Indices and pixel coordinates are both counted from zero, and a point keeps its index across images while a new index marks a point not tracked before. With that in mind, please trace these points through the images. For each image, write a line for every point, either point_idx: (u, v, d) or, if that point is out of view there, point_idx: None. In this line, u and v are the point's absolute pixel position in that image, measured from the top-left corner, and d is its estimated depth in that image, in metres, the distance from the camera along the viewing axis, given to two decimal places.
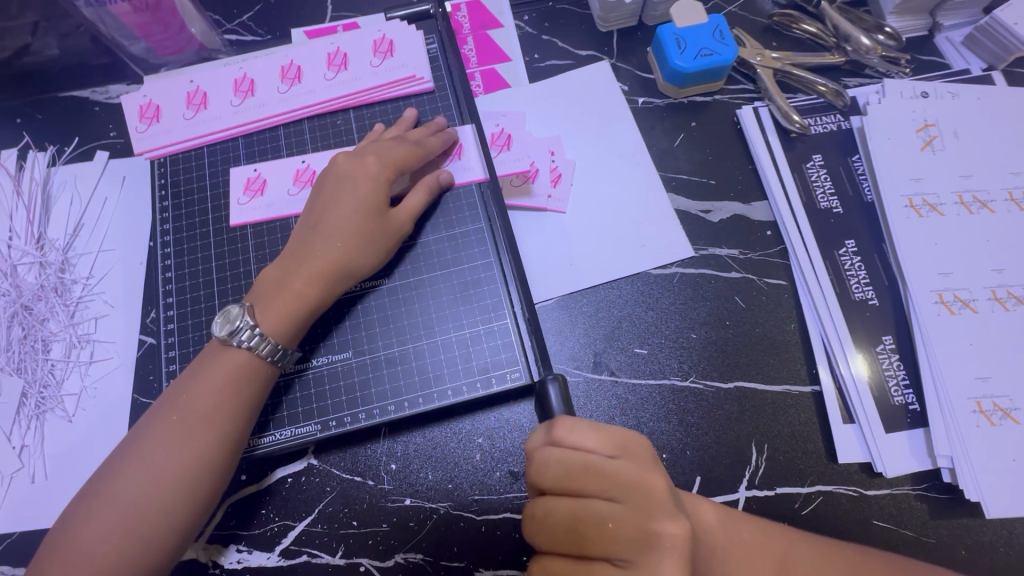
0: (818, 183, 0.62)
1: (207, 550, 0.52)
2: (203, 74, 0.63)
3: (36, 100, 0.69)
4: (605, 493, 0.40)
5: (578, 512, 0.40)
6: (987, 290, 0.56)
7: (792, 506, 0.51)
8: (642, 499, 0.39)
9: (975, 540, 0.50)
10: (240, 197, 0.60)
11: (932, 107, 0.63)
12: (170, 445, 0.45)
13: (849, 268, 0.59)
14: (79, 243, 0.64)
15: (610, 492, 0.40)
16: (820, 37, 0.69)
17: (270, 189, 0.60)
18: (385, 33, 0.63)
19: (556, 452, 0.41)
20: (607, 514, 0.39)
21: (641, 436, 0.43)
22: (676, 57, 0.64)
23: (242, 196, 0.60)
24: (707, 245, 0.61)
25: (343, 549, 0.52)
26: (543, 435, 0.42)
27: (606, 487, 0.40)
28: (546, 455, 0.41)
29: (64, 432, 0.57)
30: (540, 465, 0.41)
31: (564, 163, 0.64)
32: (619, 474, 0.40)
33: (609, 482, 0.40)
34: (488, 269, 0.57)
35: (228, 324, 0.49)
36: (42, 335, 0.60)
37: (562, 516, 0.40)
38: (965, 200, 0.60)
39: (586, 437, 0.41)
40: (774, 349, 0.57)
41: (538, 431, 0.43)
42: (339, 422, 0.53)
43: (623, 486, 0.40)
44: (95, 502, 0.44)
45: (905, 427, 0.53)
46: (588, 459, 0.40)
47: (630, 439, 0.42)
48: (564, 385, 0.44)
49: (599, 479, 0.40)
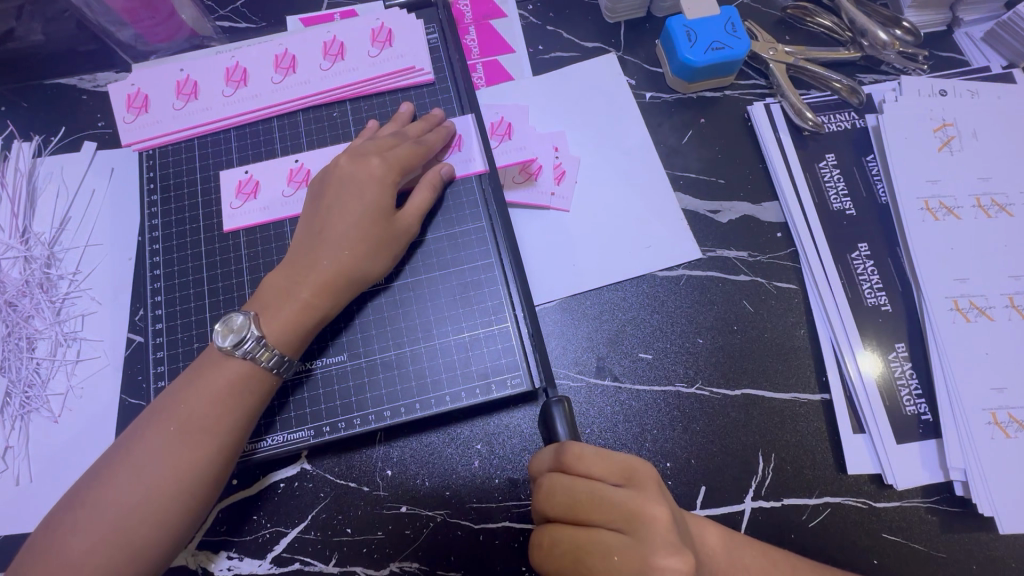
0: (831, 183, 0.60)
1: (197, 557, 0.50)
2: (194, 63, 0.61)
3: (22, 87, 0.66)
4: (612, 524, 0.39)
5: (583, 542, 0.39)
6: (1004, 297, 0.54)
7: (799, 518, 0.50)
8: (646, 532, 0.38)
9: (988, 555, 0.49)
10: (232, 200, 0.57)
11: (950, 106, 0.61)
12: (166, 453, 0.43)
13: (861, 273, 0.57)
14: (66, 237, 0.62)
15: (617, 523, 0.39)
16: (836, 31, 0.67)
17: (263, 191, 0.58)
18: (383, 22, 0.61)
19: (563, 479, 0.41)
20: (612, 546, 0.39)
21: (649, 465, 0.42)
22: (686, 50, 0.61)
23: (234, 200, 0.57)
24: (715, 247, 0.59)
25: (336, 556, 0.50)
26: (551, 459, 0.43)
27: (612, 517, 0.39)
28: (553, 482, 0.41)
29: (50, 433, 0.55)
30: (547, 492, 0.41)
31: (568, 160, 0.62)
32: (625, 504, 0.39)
33: (616, 513, 0.39)
34: (489, 270, 0.55)
35: (233, 334, 0.47)
36: (27, 332, 0.58)
37: (567, 547, 0.40)
38: (983, 203, 0.58)
39: (593, 464, 0.41)
40: (783, 355, 0.55)
41: (545, 454, 0.43)
42: (333, 428, 0.51)
43: (628, 517, 0.39)
44: (82, 509, 0.42)
45: (917, 437, 0.52)
46: (595, 488, 0.40)
47: (638, 467, 0.41)
48: (569, 410, 0.45)
49: (605, 510, 0.40)
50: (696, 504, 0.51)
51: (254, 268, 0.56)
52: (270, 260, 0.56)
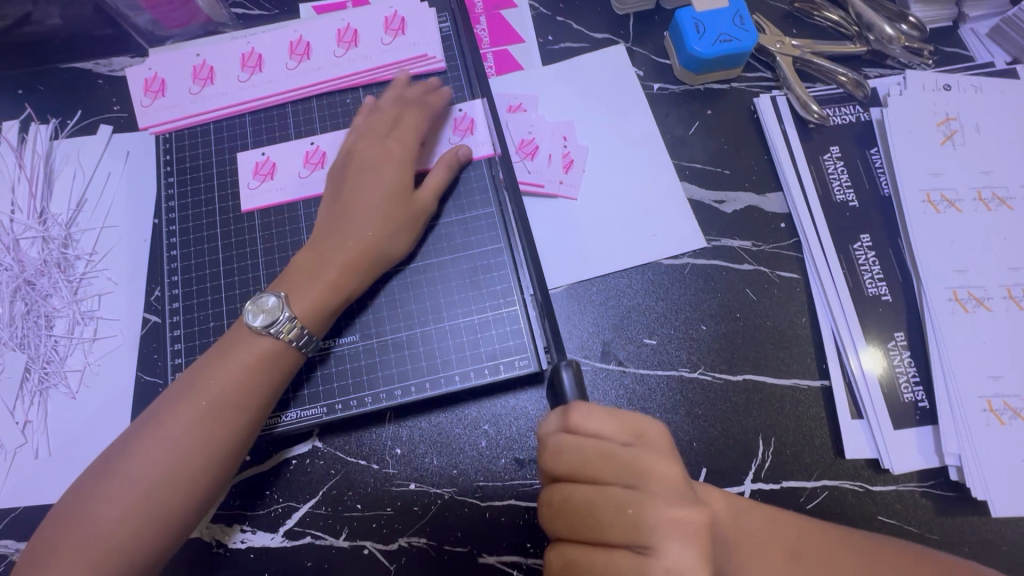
0: (835, 175, 0.61)
1: (211, 529, 0.52)
2: (210, 48, 0.62)
3: (39, 71, 0.67)
4: (620, 480, 0.40)
5: (592, 499, 0.40)
6: (1002, 288, 0.56)
7: (797, 500, 0.51)
8: (652, 484, 0.39)
9: (981, 538, 0.50)
10: (250, 180, 0.59)
11: (954, 101, 0.62)
12: (193, 427, 0.45)
13: (863, 263, 0.58)
14: (82, 219, 0.63)
15: (626, 479, 0.40)
16: (842, 25, 0.68)
17: (280, 172, 0.59)
18: (396, 10, 0.62)
19: (568, 438, 0.41)
20: (623, 501, 0.39)
21: (659, 424, 0.43)
22: (694, 42, 0.62)
23: (252, 180, 0.59)
24: (719, 236, 0.60)
25: (347, 531, 0.52)
26: (558, 421, 0.43)
27: (620, 474, 0.40)
28: (562, 441, 0.42)
29: (68, 409, 0.56)
30: (553, 451, 0.42)
31: (577, 149, 0.63)
32: (633, 460, 0.40)
33: (623, 469, 0.40)
34: (498, 255, 0.56)
35: (265, 315, 0.48)
36: (45, 311, 0.59)
37: (576, 503, 0.40)
38: (984, 196, 0.59)
39: (599, 423, 0.41)
40: (783, 342, 0.56)
41: (553, 418, 0.43)
42: (345, 406, 0.53)
43: (633, 475, 0.40)
44: (111, 478, 0.44)
45: (915, 423, 0.53)
46: (601, 445, 0.41)
47: (646, 425, 0.42)
48: (577, 370, 0.45)
49: (614, 467, 0.40)
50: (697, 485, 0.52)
51: (269, 250, 0.57)
52: (284, 242, 0.57)
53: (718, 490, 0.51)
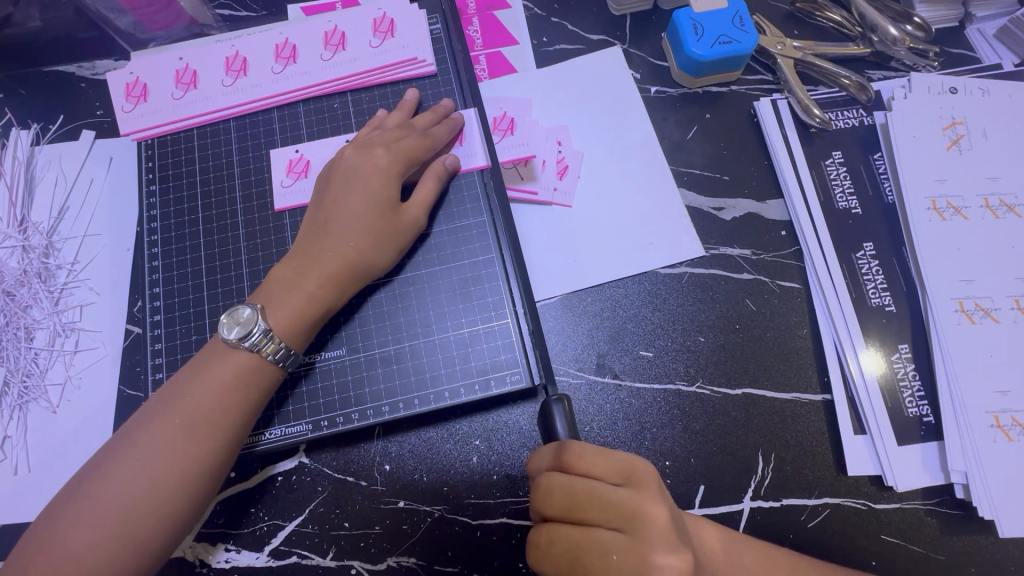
0: (837, 181, 0.59)
1: (194, 548, 0.50)
2: (193, 51, 0.60)
3: (21, 75, 0.66)
4: (610, 523, 0.39)
5: (581, 542, 0.39)
6: (1010, 299, 0.54)
7: (798, 518, 0.50)
8: (644, 529, 0.39)
9: (987, 559, 0.49)
10: (284, 179, 0.57)
11: (960, 105, 0.60)
12: (168, 447, 0.43)
13: (866, 272, 0.56)
14: (64, 227, 0.61)
15: (616, 522, 0.39)
16: (845, 26, 0.66)
17: (316, 168, 0.57)
18: (385, 12, 0.60)
19: (562, 478, 0.41)
20: (611, 545, 0.39)
21: (648, 462, 0.42)
22: (692, 44, 0.60)
23: (286, 178, 0.57)
24: (718, 245, 0.58)
25: (334, 550, 0.50)
26: (550, 459, 0.42)
27: (611, 517, 0.39)
28: (551, 479, 0.41)
29: (48, 424, 0.55)
30: (544, 491, 0.41)
31: (571, 154, 0.62)
32: (625, 502, 0.40)
33: (614, 513, 0.39)
34: (489, 265, 0.54)
35: (239, 327, 0.46)
36: (25, 322, 0.58)
37: (564, 547, 0.40)
38: (991, 203, 0.57)
39: (593, 464, 0.41)
40: (784, 354, 0.55)
41: (545, 453, 0.43)
42: (332, 422, 0.51)
43: (625, 517, 0.39)
44: (84, 501, 0.42)
45: (919, 439, 0.51)
46: (594, 487, 0.40)
47: (638, 466, 0.42)
48: (569, 409, 0.44)
49: (605, 510, 0.40)
50: (695, 502, 0.51)
51: (253, 261, 0.55)
52: (269, 252, 0.55)
53: (716, 509, 0.50)
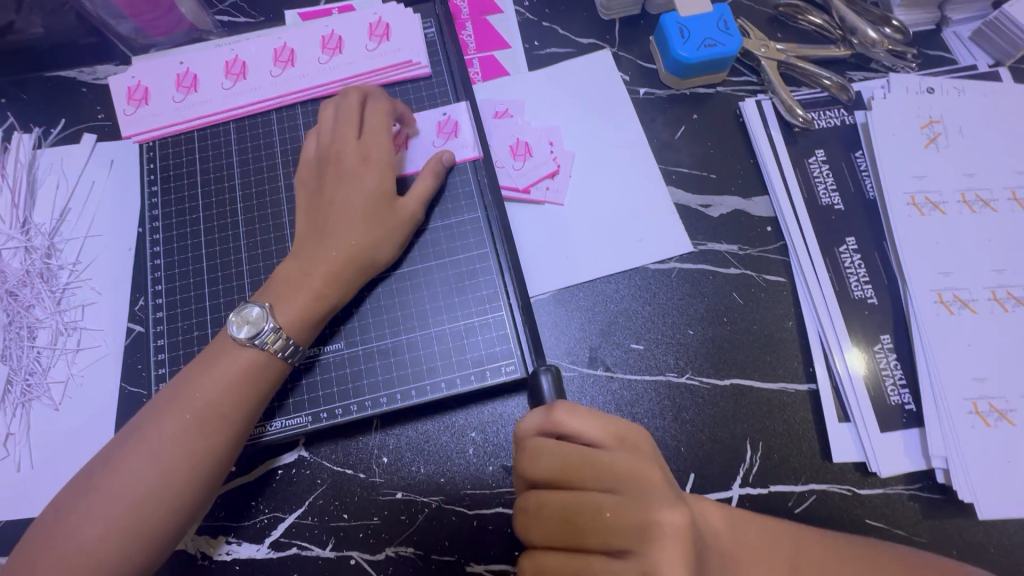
0: (820, 178, 0.61)
1: (196, 541, 0.51)
2: (193, 56, 0.61)
3: (23, 79, 0.67)
4: (601, 485, 0.40)
5: (580, 503, 0.40)
6: (987, 290, 0.56)
7: (785, 504, 0.51)
8: (635, 487, 0.40)
9: (968, 541, 0.50)
10: None
11: (937, 104, 0.62)
12: (180, 441, 0.44)
13: (849, 266, 0.58)
14: (66, 228, 0.62)
15: (607, 483, 0.40)
16: (827, 29, 0.68)
17: None
18: (381, 16, 0.62)
19: (552, 441, 0.42)
20: (603, 503, 0.40)
21: (639, 428, 0.43)
22: (678, 47, 0.62)
23: None
24: (706, 240, 0.60)
25: (333, 541, 0.51)
26: (541, 422, 0.43)
27: (604, 479, 0.41)
28: (542, 442, 0.42)
29: (51, 421, 0.56)
30: (534, 452, 0.42)
31: (563, 154, 0.63)
32: (616, 464, 0.41)
33: (604, 474, 0.41)
34: (484, 260, 0.56)
35: (249, 325, 0.48)
36: (28, 322, 0.59)
37: (555, 508, 0.40)
38: (967, 198, 0.59)
39: (586, 426, 0.42)
40: (770, 345, 0.56)
41: (533, 418, 0.43)
42: (331, 414, 0.52)
43: (616, 479, 0.40)
44: (96, 492, 0.43)
45: (901, 426, 0.53)
46: (584, 451, 0.41)
47: (630, 431, 0.43)
48: (556, 377, 0.46)
49: (593, 470, 0.41)
50: (685, 490, 0.52)
51: (253, 258, 0.56)
52: (269, 250, 0.57)
53: (707, 496, 0.51)
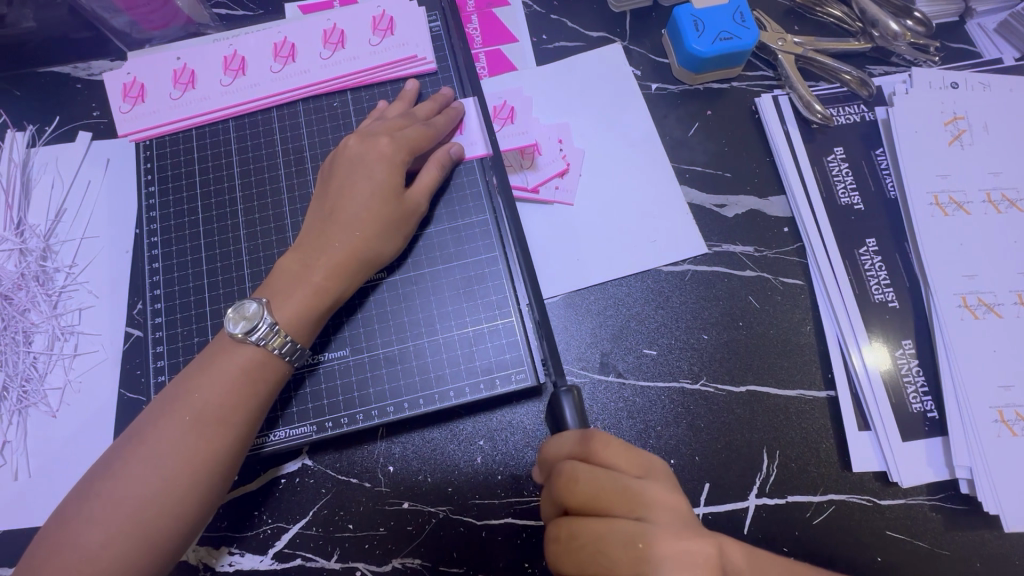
0: (839, 177, 0.59)
1: (198, 552, 0.50)
2: (191, 51, 0.59)
3: (16, 75, 0.65)
4: (631, 512, 0.40)
5: (608, 533, 0.39)
6: (1013, 294, 0.54)
7: (803, 515, 0.50)
8: (660, 515, 0.40)
9: (993, 553, 0.49)
10: None
11: (962, 99, 0.60)
12: (180, 444, 0.43)
13: (868, 268, 0.56)
14: (62, 229, 0.61)
15: (634, 511, 0.40)
16: (846, 21, 0.66)
17: None
18: (384, 9, 0.59)
19: (586, 466, 0.40)
20: (633, 534, 0.38)
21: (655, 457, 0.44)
22: (693, 41, 0.60)
23: None
24: (721, 242, 0.58)
25: (338, 552, 0.50)
26: (574, 447, 0.41)
27: (631, 506, 0.40)
28: (577, 468, 0.40)
29: (48, 428, 0.54)
30: (569, 478, 0.40)
31: (573, 152, 0.61)
32: (643, 490, 0.40)
33: (631, 501, 0.40)
34: (493, 263, 0.54)
35: (245, 322, 0.46)
36: (23, 326, 0.57)
37: (587, 539, 0.39)
38: (993, 197, 0.57)
39: (616, 456, 0.41)
40: (787, 350, 0.55)
41: (564, 441, 0.42)
42: (336, 424, 0.51)
43: (643, 505, 0.40)
44: (97, 499, 0.41)
45: (923, 435, 0.51)
46: (618, 478, 0.40)
47: (650, 461, 0.43)
48: (577, 398, 0.44)
49: (623, 498, 0.40)
50: (699, 501, 0.50)
51: (254, 261, 0.55)
52: (270, 252, 0.55)
53: (723, 507, 0.50)
